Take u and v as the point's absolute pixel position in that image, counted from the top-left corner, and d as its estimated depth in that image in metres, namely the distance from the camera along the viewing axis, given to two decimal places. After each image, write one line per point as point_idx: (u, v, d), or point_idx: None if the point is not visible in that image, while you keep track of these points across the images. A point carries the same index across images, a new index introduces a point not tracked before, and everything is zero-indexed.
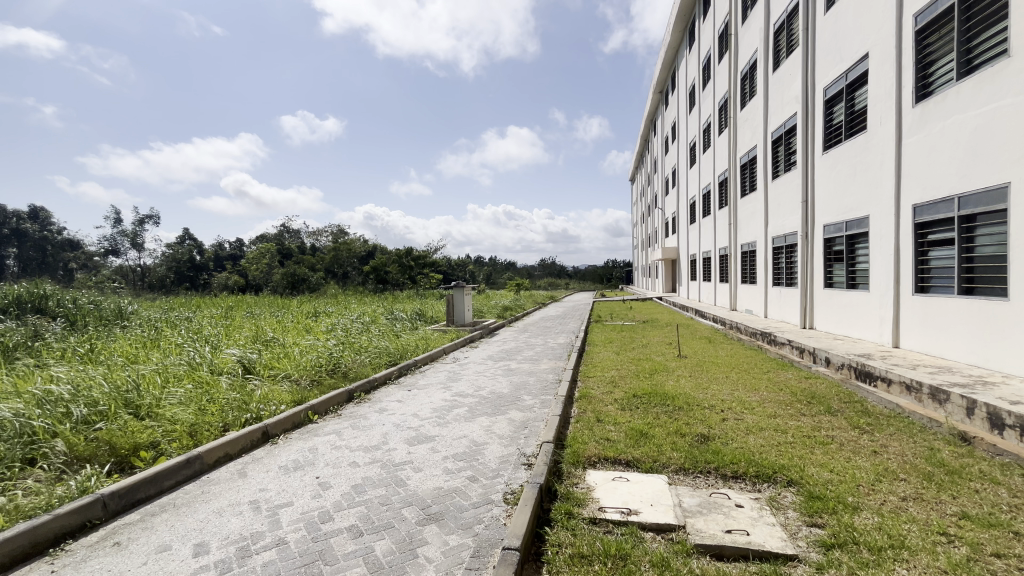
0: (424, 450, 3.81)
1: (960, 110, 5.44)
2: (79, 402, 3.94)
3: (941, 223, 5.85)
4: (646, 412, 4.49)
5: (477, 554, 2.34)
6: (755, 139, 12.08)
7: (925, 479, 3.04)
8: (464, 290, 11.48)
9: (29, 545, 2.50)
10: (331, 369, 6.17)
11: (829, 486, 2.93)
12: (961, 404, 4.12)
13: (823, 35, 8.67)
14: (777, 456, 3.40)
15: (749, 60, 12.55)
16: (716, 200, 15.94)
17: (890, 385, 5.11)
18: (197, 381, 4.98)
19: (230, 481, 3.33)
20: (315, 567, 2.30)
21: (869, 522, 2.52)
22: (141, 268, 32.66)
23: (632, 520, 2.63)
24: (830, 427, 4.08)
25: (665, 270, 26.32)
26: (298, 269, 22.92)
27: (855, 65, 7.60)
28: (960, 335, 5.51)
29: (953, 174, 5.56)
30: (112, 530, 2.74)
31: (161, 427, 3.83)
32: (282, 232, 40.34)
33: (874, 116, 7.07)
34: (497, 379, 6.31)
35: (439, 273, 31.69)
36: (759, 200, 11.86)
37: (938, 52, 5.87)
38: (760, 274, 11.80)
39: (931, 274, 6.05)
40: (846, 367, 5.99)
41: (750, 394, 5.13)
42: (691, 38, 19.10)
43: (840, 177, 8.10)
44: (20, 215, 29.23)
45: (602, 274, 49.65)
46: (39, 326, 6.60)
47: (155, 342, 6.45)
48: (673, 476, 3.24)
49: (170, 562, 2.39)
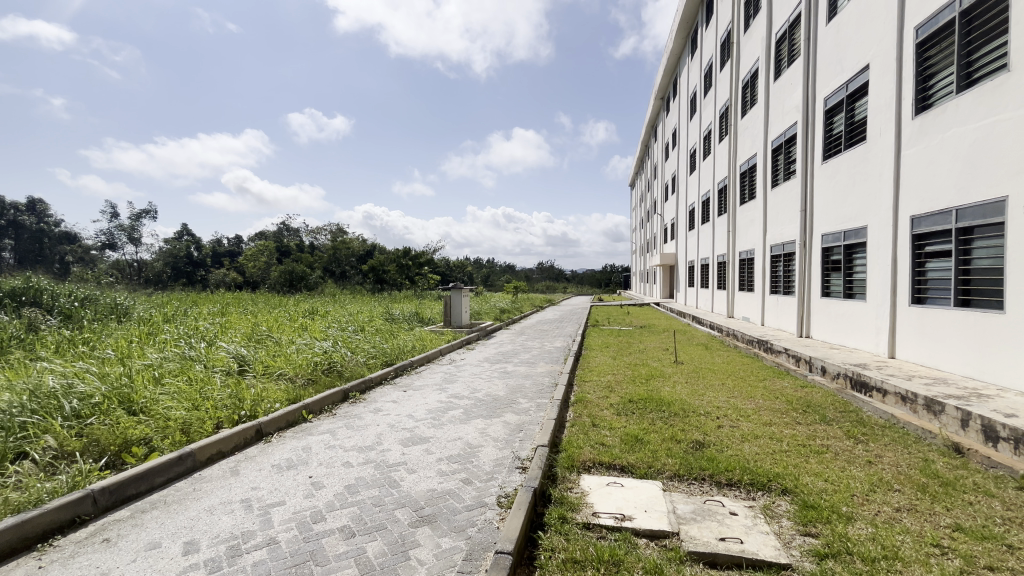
0: (419, 451, 3.80)
1: (959, 123, 5.47)
2: (72, 396, 3.90)
3: (939, 235, 5.88)
4: (642, 418, 4.50)
5: (469, 558, 2.32)
6: (755, 148, 12.17)
7: (919, 490, 3.04)
8: (462, 291, 11.45)
9: (17, 539, 2.46)
10: (327, 367, 6.16)
11: (824, 495, 2.93)
12: (956, 416, 4.12)
13: (824, 45, 8.73)
14: (772, 465, 3.40)
15: (751, 68, 12.61)
16: (714, 207, 16.02)
17: (886, 396, 5.12)
18: (191, 377, 4.95)
19: (222, 479, 3.31)
20: (306, 567, 2.28)
21: (863, 532, 2.52)
22: (137, 262, 32.70)
23: (626, 526, 2.61)
24: (825, 436, 4.09)
25: (665, 277, 26.18)
26: (296, 268, 22.99)
27: (856, 77, 7.67)
28: (954, 348, 5.55)
29: (951, 187, 5.60)
30: (101, 526, 2.71)
31: (153, 423, 3.82)
32: (281, 229, 40.38)
33: (874, 127, 7.10)
34: (492, 382, 6.28)
35: (437, 274, 31.72)
36: (758, 208, 11.91)
37: (938, 66, 5.93)
38: (757, 283, 11.83)
39: (928, 285, 6.07)
40: (843, 376, 5.99)
41: (746, 402, 5.14)
42: (693, 45, 19.15)
43: (839, 187, 8.14)
44: (17, 207, 29.04)
45: (601, 279, 49.85)
46: (34, 318, 6.56)
47: (151, 337, 6.41)
48: (667, 483, 3.22)
49: (159, 560, 2.36)
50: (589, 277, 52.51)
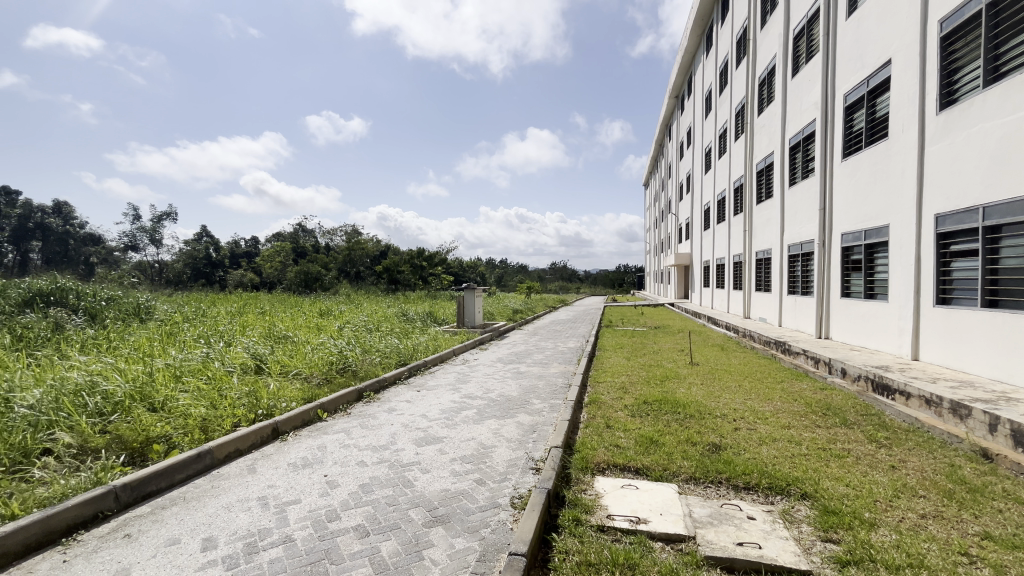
0: (432, 451, 3.81)
1: (986, 118, 5.31)
2: (95, 394, 3.99)
3: (965, 233, 5.70)
4: (656, 419, 4.44)
5: (483, 559, 2.31)
6: (772, 145, 11.95)
7: (945, 496, 2.95)
8: (475, 292, 11.48)
9: (42, 534, 2.53)
10: (341, 367, 6.21)
11: (846, 501, 2.86)
12: (984, 420, 3.99)
13: (844, 40, 8.54)
14: (791, 469, 3.32)
15: (768, 65, 12.40)
16: (730, 206, 15.80)
17: (909, 399, 4.98)
18: (209, 376, 5.03)
19: (239, 477, 3.36)
20: (320, 566, 2.29)
21: (886, 539, 2.45)
22: (159, 264, 33.42)
23: (641, 529, 2.58)
24: (846, 439, 3.98)
25: (680, 277, 25.90)
26: (311, 268, 23.29)
27: (877, 72, 7.49)
28: (981, 350, 5.39)
29: (978, 184, 5.42)
30: (123, 522, 2.77)
31: (173, 421, 3.89)
32: (297, 230, 40.92)
33: (896, 124, 6.93)
34: (506, 382, 6.28)
35: (450, 275, 31.84)
36: (775, 207, 11.70)
37: (963, 59, 5.76)
38: (775, 283, 11.63)
39: (953, 284, 5.90)
40: (864, 378, 5.84)
41: (764, 404, 5.05)
42: (708, 42, 18.91)
43: (860, 185, 7.96)
44: (43, 209, 29.88)
45: (615, 279, 49.53)
46: (60, 318, 6.75)
47: (171, 337, 6.54)
48: (683, 485, 3.18)
49: (179, 556, 2.40)
50: (603, 278, 52.21)
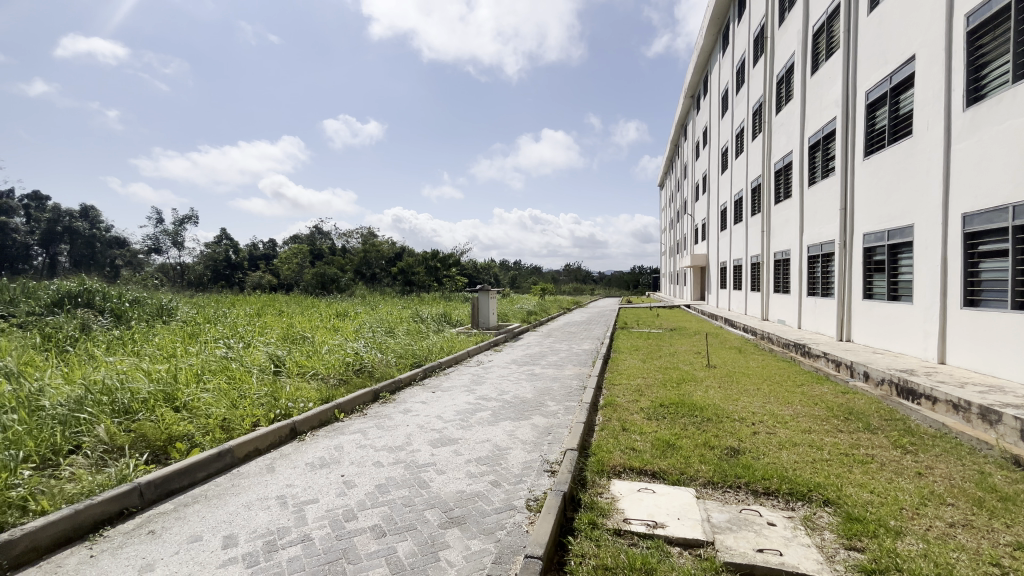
0: (447, 453, 3.82)
1: (1016, 114, 5.13)
2: (121, 393, 4.10)
3: (994, 233, 5.51)
4: (673, 423, 4.38)
5: (498, 561, 2.31)
6: (791, 144, 11.74)
7: (975, 505, 2.85)
8: (489, 294, 11.50)
9: (70, 529, 2.60)
10: (357, 368, 6.28)
11: (870, 508, 2.78)
12: (1015, 426, 3.84)
13: (866, 36, 8.36)
14: (812, 474, 3.25)
15: (786, 62, 12.18)
16: (747, 206, 15.55)
17: (936, 404, 4.83)
18: (229, 376, 5.14)
19: (259, 476, 3.42)
20: (338, 565, 2.32)
21: (913, 548, 2.38)
22: (181, 266, 34.16)
23: (658, 534, 2.56)
24: (870, 445, 3.88)
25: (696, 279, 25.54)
26: (328, 269, 23.56)
27: (900, 68, 7.30)
28: (1011, 353, 5.20)
29: (1008, 181, 5.24)
30: (147, 518, 2.84)
31: (195, 420, 3.97)
32: (313, 233, 41.49)
33: (920, 121, 6.75)
34: (520, 384, 6.26)
35: (463, 276, 31.94)
36: (794, 207, 11.47)
37: (991, 54, 5.58)
38: (794, 284, 11.40)
39: (982, 286, 5.71)
40: (888, 382, 5.69)
41: (783, 408, 4.95)
42: (725, 41, 18.68)
43: (883, 184, 7.76)
44: (72, 214, 30.79)
45: (630, 280, 49.14)
46: (88, 319, 6.95)
47: (193, 337, 6.69)
48: (701, 490, 3.13)
49: (201, 553, 2.45)
50: (618, 279, 51.83)
